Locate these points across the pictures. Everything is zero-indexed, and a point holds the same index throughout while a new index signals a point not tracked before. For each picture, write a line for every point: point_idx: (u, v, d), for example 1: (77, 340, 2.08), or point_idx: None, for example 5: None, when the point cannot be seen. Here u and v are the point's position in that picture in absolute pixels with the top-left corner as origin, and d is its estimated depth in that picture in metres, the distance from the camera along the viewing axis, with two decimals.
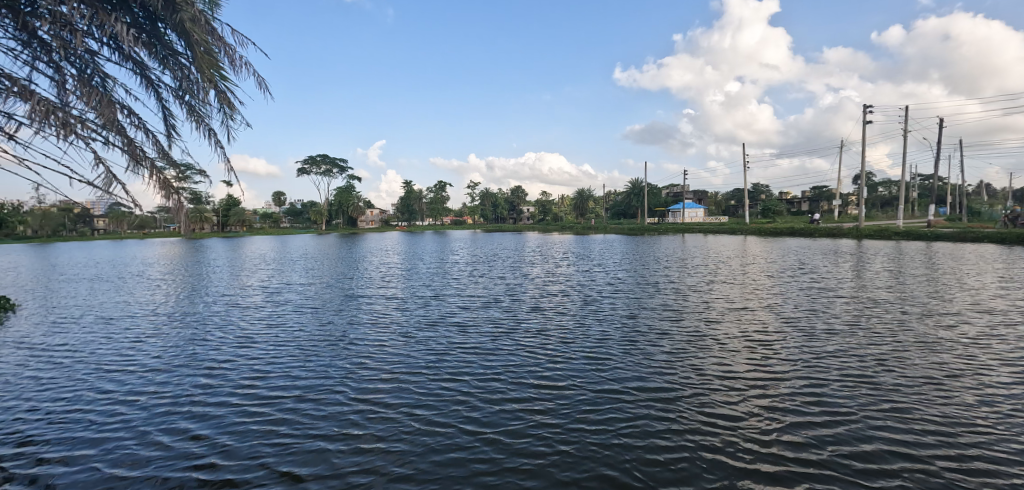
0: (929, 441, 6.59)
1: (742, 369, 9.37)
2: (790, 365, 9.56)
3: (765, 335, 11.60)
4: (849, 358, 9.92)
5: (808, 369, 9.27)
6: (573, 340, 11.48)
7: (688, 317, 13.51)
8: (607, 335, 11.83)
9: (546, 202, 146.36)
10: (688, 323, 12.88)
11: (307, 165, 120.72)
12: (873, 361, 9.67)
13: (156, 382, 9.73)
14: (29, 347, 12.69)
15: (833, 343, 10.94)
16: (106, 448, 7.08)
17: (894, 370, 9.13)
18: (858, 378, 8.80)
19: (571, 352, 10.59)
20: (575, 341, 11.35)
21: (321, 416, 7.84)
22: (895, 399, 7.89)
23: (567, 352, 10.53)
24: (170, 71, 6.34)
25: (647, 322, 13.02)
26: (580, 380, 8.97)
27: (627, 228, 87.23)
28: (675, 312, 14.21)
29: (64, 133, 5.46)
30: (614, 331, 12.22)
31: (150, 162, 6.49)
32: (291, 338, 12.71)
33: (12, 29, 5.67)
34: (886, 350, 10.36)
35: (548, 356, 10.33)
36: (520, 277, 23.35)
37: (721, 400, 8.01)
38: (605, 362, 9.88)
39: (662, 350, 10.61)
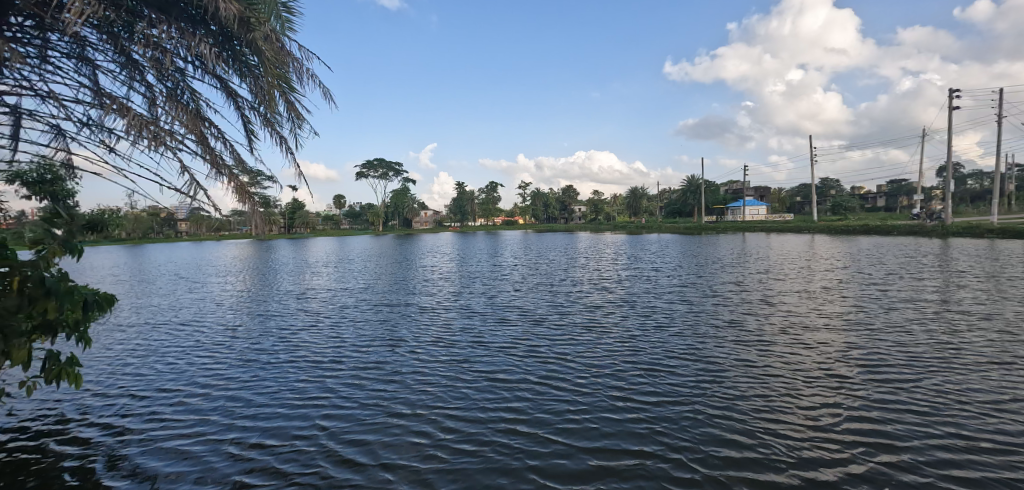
0: (1011, 480, 6.07)
1: (800, 391, 8.97)
2: (857, 389, 9.03)
3: (847, 362, 10.59)
4: (926, 383, 9.21)
5: (877, 395, 8.72)
6: (631, 362, 10.97)
7: (749, 335, 12.94)
8: (668, 358, 11.18)
9: (599, 202, 144.46)
10: (757, 345, 12.03)
11: (365, 169, 125.80)
12: (977, 395, 8.57)
13: (230, 378, 10.52)
14: (123, 342, 13.94)
15: (931, 372, 9.77)
16: (173, 446, 7.36)
17: (1005, 408, 8.02)
18: (965, 417, 7.74)
19: (621, 369, 10.51)
20: (628, 358, 11.23)
21: (375, 417, 8.28)
22: (983, 435, 7.20)
23: (617, 369, 10.45)
24: (248, 85, 6.77)
25: (711, 344, 12.24)
26: (641, 409, 8.44)
27: (684, 227, 84.60)
28: (741, 331, 13.37)
29: (155, 145, 5.91)
30: (676, 353, 11.56)
31: (228, 170, 6.94)
32: (352, 341, 13.33)
33: (111, 53, 6.23)
34: (996, 383, 9.11)
35: (607, 379, 9.87)
36: (573, 281, 23.20)
37: (776, 423, 7.74)
38: (669, 389, 9.28)
39: (730, 377, 9.88)
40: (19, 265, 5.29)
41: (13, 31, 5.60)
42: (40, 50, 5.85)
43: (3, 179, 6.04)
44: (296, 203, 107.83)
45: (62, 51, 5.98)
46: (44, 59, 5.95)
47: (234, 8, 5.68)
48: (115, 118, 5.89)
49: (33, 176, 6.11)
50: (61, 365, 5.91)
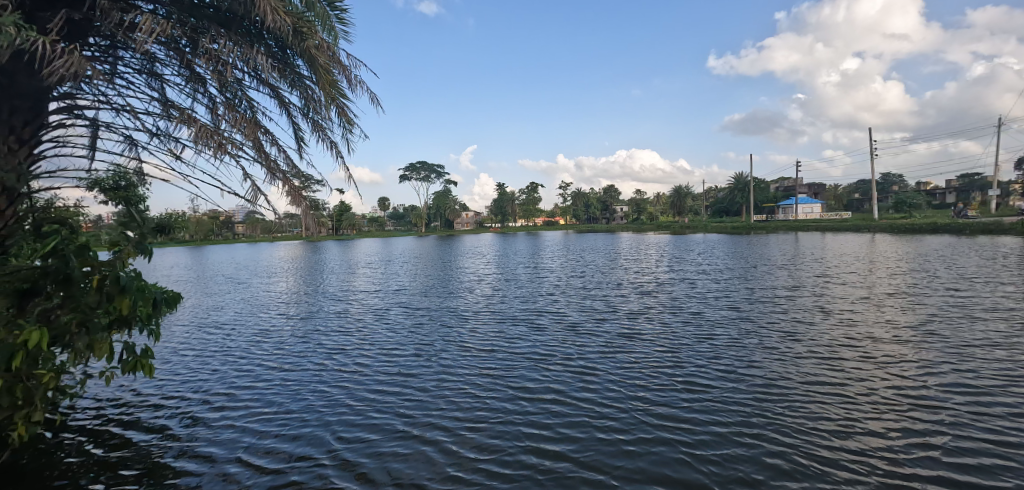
0: None
1: (852, 398, 8.60)
2: (915, 397, 8.56)
3: (914, 370, 9.93)
4: (995, 393, 8.61)
5: (938, 404, 8.22)
6: (678, 364, 10.66)
7: (798, 341, 12.43)
8: (718, 362, 10.79)
9: (642, 201, 141.75)
10: (807, 350, 11.56)
11: (408, 172, 128.77)
12: None
13: (281, 373, 11.07)
14: (186, 339, 14.87)
15: (1002, 382, 9.11)
16: (233, 437, 7.71)
17: None
18: None
19: (662, 371, 10.36)
20: (669, 361, 11.05)
21: (418, 412, 8.55)
22: None
23: (657, 371, 10.31)
24: (300, 92, 7.14)
25: (764, 350, 11.72)
26: (684, 411, 8.27)
27: (732, 226, 81.64)
28: (790, 337, 12.87)
29: (218, 153, 6.30)
30: (727, 357, 11.15)
31: (283, 174, 7.32)
32: (396, 340, 13.72)
33: (177, 67, 6.69)
34: None
35: (653, 383, 9.62)
36: (615, 284, 22.94)
37: (824, 429, 7.46)
38: (720, 394, 8.94)
39: (786, 383, 9.42)
40: (99, 265, 5.77)
41: (93, 51, 6.12)
42: (115, 67, 6.36)
43: (85, 186, 6.54)
44: (343, 207, 111.77)
45: (134, 67, 6.48)
46: (119, 75, 6.47)
47: (289, 21, 5.99)
48: (181, 128, 6.31)
49: (110, 183, 6.60)
50: (137, 357, 6.41)
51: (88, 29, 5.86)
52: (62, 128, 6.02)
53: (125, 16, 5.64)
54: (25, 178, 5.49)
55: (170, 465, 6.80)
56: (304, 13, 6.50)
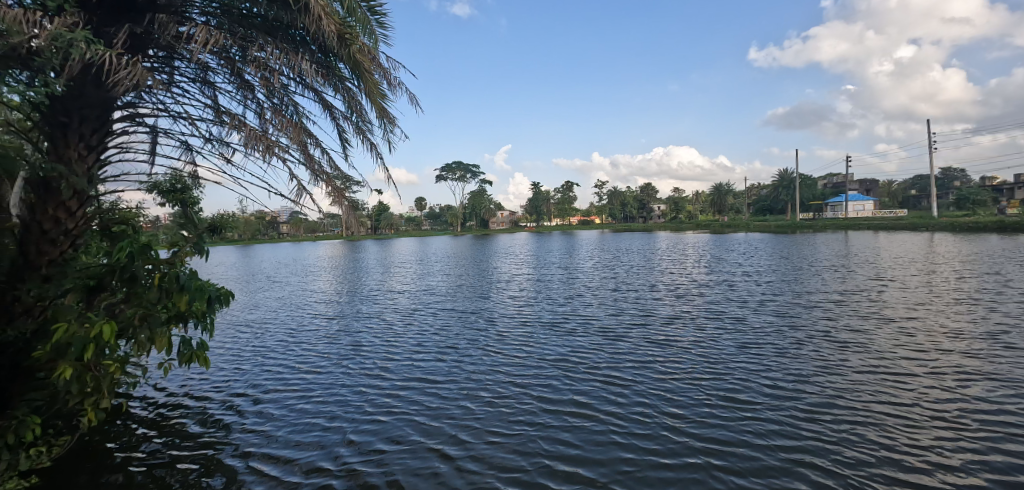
0: None
1: (903, 406, 8.20)
2: (973, 406, 8.09)
3: (973, 378, 9.38)
4: None
5: (998, 415, 7.75)
6: (717, 367, 10.43)
7: (845, 344, 11.92)
8: (762, 366, 10.44)
9: (680, 200, 138.58)
10: (855, 355, 11.07)
11: (444, 172, 130.45)
12: None
13: (324, 365, 11.51)
14: (236, 334, 15.63)
15: None
16: (280, 426, 8.03)
17: None
18: None
19: (699, 372, 10.17)
20: (707, 362, 10.83)
21: (453, 406, 8.74)
22: None
23: (694, 372, 10.13)
24: (343, 96, 7.40)
25: (812, 354, 11.26)
26: (720, 413, 8.12)
27: (777, 225, 78.60)
28: (837, 340, 12.36)
29: (266, 155, 6.60)
30: (772, 361, 10.77)
31: (326, 175, 7.59)
32: (432, 337, 14.00)
33: (228, 75, 7.05)
34: None
35: (694, 386, 9.40)
36: (652, 285, 22.60)
37: (870, 437, 7.18)
38: (765, 400, 8.65)
39: (836, 390, 9.03)
40: (159, 263, 6.18)
41: (153, 62, 6.54)
42: (172, 77, 6.77)
43: (145, 189, 6.98)
44: (381, 207, 114.35)
45: (189, 77, 6.89)
46: (176, 85, 6.89)
47: (333, 27, 6.25)
48: (232, 133, 6.66)
49: (168, 186, 6.98)
50: (192, 350, 6.80)
51: (148, 42, 6.28)
52: (125, 135, 6.45)
53: (181, 28, 6.01)
54: (94, 181, 5.91)
55: (223, 452, 7.14)
56: (347, 18, 6.72)
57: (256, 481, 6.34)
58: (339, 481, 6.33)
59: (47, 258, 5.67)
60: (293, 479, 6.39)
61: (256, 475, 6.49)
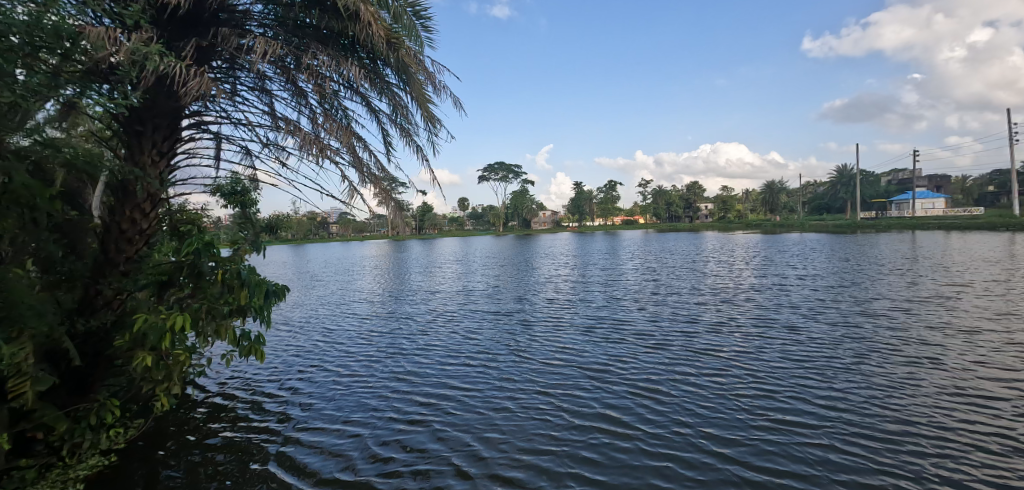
0: None
1: (971, 417, 7.63)
2: None
3: None
4: None
5: None
6: (766, 371, 10.03)
7: (909, 352, 11.18)
8: (819, 370, 9.95)
9: (729, 199, 133.84)
10: (919, 362, 10.37)
11: (487, 172, 131.70)
12: None
13: (370, 362, 11.90)
14: (289, 331, 16.40)
15: None
16: (329, 418, 8.35)
17: None
18: None
19: (746, 375, 9.81)
20: (755, 365, 10.42)
21: (491, 403, 8.83)
22: None
23: (740, 375, 9.79)
24: (390, 100, 7.67)
25: (871, 360, 10.61)
26: (766, 417, 7.81)
27: (835, 225, 74.55)
28: (899, 347, 11.61)
29: (319, 157, 6.92)
30: (829, 366, 10.24)
31: (373, 177, 7.88)
32: (474, 335, 14.17)
33: (283, 83, 7.45)
34: None
35: (746, 388, 9.05)
36: (699, 288, 21.98)
37: (931, 449, 6.72)
38: (822, 405, 8.22)
39: (902, 396, 8.47)
40: (222, 260, 6.58)
41: (217, 73, 6.99)
42: (234, 87, 7.23)
43: (209, 193, 7.48)
44: (425, 208, 116.78)
45: (249, 86, 7.33)
46: (237, 94, 7.35)
47: (381, 33, 6.49)
48: (288, 137, 7.02)
49: (228, 189, 7.44)
50: (252, 343, 7.23)
51: (212, 55, 6.71)
52: (193, 142, 6.93)
53: (242, 40, 6.41)
54: (166, 184, 6.38)
55: (279, 440, 7.50)
56: (393, 25, 6.98)
57: (310, 470, 6.62)
58: (387, 474, 6.51)
59: (125, 255, 6.23)
60: (344, 469, 6.63)
61: (309, 464, 6.78)
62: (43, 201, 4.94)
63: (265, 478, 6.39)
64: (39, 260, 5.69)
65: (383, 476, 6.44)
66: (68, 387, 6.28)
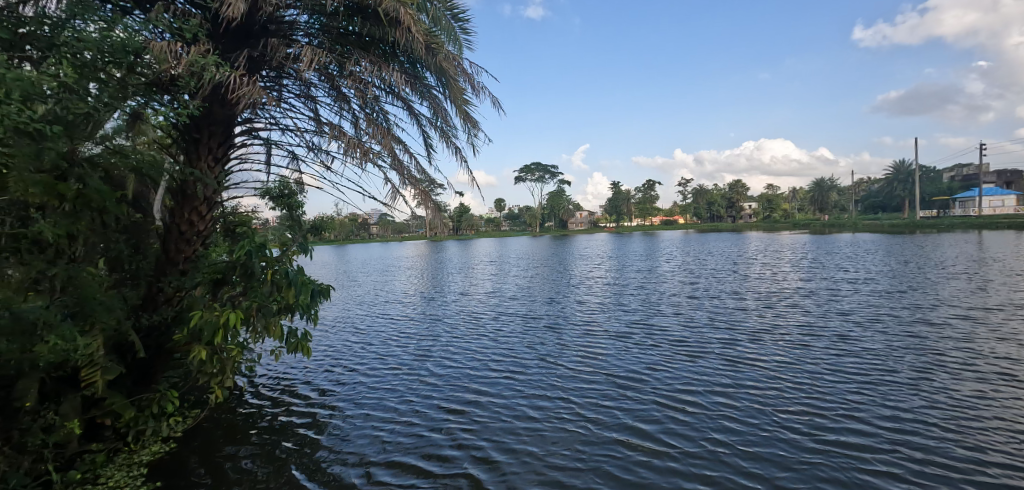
0: None
1: None
2: None
3: None
4: None
5: None
6: (811, 380, 9.66)
7: (970, 363, 10.51)
8: (869, 380, 9.54)
9: (774, 198, 128.90)
10: (982, 375, 9.73)
11: (523, 173, 131.89)
12: None
13: (408, 360, 12.20)
14: (332, 329, 16.98)
15: None
16: (369, 413, 8.64)
17: None
18: None
19: (790, 383, 9.48)
20: (799, 373, 10.05)
21: (526, 404, 8.90)
22: None
23: (784, 384, 9.46)
24: (429, 103, 7.85)
25: (929, 371, 10.03)
26: (809, 429, 7.55)
27: (890, 224, 70.55)
28: (960, 358, 10.94)
29: (362, 160, 7.16)
30: (881, 376, 9.77)
31: (413, 179, 8.09)
32: (510, 337, 14.27)
33: (327, 89, 7.73)
34: None
35: (791, 397, 8.77)
36: (741, 292, 21.33)
37: (995, 472, 6.30)
38: (873, 418, 7.86)
39: (962, 412, 8.00)
40: (273, 260, 6.93)
41: (265, 81, 7.33)
42: (282, 94, 7.57)
43: (258, 196, 7.87)
44: (462, 209, 118.24)
45: (295, 93, 7.66)
46: (284, 101, 7.69)
47: (422, 38, 6.67)
48: (332, 142, 7.30)
49: (276, 192, 7.82)
50: (298, 340, 7.54)
51: (261, 65, 7.07)
52: (244, 148, 7.31)
53: (289, 49, 6.73)
54: (221, 188, 6.77)
55: (324, 433, 7.82)
56: (433, 29, 7.15)
57: (352, 462, 6.89)
58: (426, 469, 6.68)
59: (183, 255, 6.63)
60: (385, 463, 6.85)
61: (352, 457, 7.04)
62: (111, 204, 5.24)
63: (311, 468, 6.68)
64: (107, 258, 6.14)
65: (422, 471, 6.62)
66: (132, 376, 6.75)
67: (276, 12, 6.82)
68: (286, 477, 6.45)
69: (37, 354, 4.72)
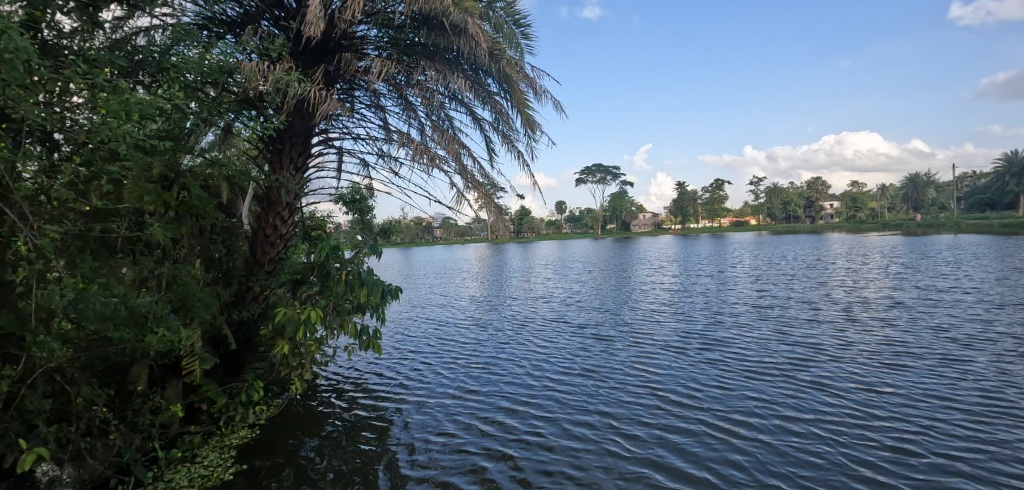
0: None
1: None
2: None
3: None
4: None
5: None
6: (896, 396, 8.91)
7: None
8: (966, 401, 8.66)
9: (859, 197, 119.21)
10: None
11: (583, 175, 130.95)
12: None
13: (469, 361, 12.51)
14: (398, 329, 17.72)
15: None
16: (431, 410, 8.97)
17: None
18: None
19: (872, 399, 8.79)
20: (883, 389, 9.31)
21: (584, 408, 8.88)
22: None
23: (864, 399, 8.80)
24: (492, 107, 8.04)
25: None
26: (892, 449, 7.00)
27: (999, 224, 63.11)
28: None
29: (429, 165, 7.45)
30: (988, 398, 8.77)
31: (477, 183, 8.31)
32: (569, 341, 14.24)
33: (395, 98, 8.11)
34: None
35: (881, 416, 8.06)
36: (819, 301, 19.96)
37: None
38: (972, 443, 7.13)
39: None
40: (347, 261, 7.33)
41: (340, 94, 7.82)
42: (354, 105, 8.04)
43: (333, 201, 8.40)
44: (522, 212, 119.07)
45: (366, 103, 8.11)
46: (356, 111, 8.17)
47: (486, 45, 6.86)
48: (400, 148, 7.64)
49: (349, 197, 8.29)
50: (370, 338, 7.92)
51: (336, 79, 7.55)
52: (321, 157, 7.83)
53: (361, 63, 7.15)
54: (301, 194, 7.29)
55: (395, 428, 8.14)
56: (496, 36, 7.33)
57: (415, 455, 7.19)
58: (492, 469, 6.78)
59: (269, 257, 7.17)
60: (453, 460, 7.02)
61: (421, 452, 7.27)
62: (210, 209, 5.78)
63: (380, 459, 7.02)
64: (204, 258, 6.81)
65: (480, 469, 6.81)
66: (224, 367, 7.42)
67: (349, 29, 7.26)
68: (359, 467, 6.82)
69: (148, 344, 5.29)
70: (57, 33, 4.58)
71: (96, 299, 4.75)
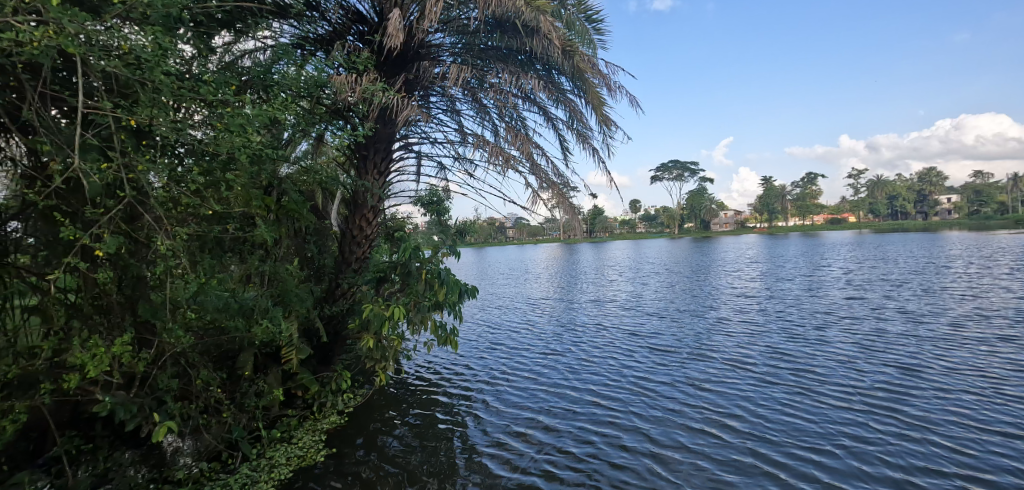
0: None
1: None
2: None
3: None
4: None
5: None
6: (1015, 430, 7.93)
7: None
8: None
9: (983, 190, 105.14)
10: None
11: (659, 172, 126.70)
12: None
13: (538, 362, 12.68)
14: (471, 328, 18.27)
15: None
16: (500, 407, 9.22)
17: None
18: None
19: (982, 432, 7.90)
20: (998, 420, 8.32)
21: (653, 417, 8.74)
22: None
23: (973, 431, 7.94)
24: (565, 106, 8.07)
25: None
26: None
27: None
28: None
29: (504, 166, 7.62)
30: None
31: (551, 182, 8.38)
32: (641, 348, 13.97)
33: (469, 102, 8.37)
34: None
35: (993, 452, 7.23)
36: (929, 312, 17.97)
37: None
38: None
39: None
40: (426, 260, 7.63)
41: (419, 100, 8.20)
42: (432, 110, 8.40)
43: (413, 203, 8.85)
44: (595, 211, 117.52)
45: (443, 107, 8.45)
46: (433, 116, 8.53)
47: (559, 43, 6.92)
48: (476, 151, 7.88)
49: (428, 199, 8.69)
50: (447, 334, 8.16)
51: (415, 86, 7.94)
52: (402, 161, 8.27)
53: (438, 69, 7.48)
54: (384, 196, 7.73)
55: (469, 425, 8.40)
56: (569, 34, 7.36)
57: (485, 449, 7.46)
58: (560, 473, 6.79)
59: (356, 256, 7.73)
60: (522, 461, 7.10)
61: (493, 449, 7.43)
62: (305, 212, 6.32)
63: (452, 451, 7.34)
64: (299, 257, 7.45)
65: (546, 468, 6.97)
66: (316, 357, 8.07)
67: (426, 37, 7.61)
68: (434, 456, 7.17)
69: (254, 334, 5.90)
70: (183, 61, 5.23)
71: (212, 293, 5.35)
